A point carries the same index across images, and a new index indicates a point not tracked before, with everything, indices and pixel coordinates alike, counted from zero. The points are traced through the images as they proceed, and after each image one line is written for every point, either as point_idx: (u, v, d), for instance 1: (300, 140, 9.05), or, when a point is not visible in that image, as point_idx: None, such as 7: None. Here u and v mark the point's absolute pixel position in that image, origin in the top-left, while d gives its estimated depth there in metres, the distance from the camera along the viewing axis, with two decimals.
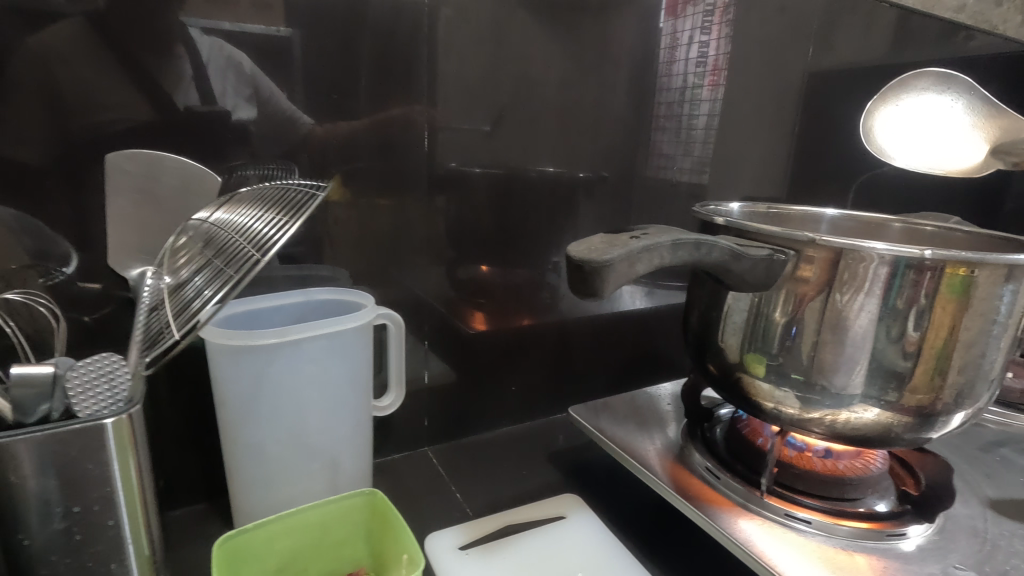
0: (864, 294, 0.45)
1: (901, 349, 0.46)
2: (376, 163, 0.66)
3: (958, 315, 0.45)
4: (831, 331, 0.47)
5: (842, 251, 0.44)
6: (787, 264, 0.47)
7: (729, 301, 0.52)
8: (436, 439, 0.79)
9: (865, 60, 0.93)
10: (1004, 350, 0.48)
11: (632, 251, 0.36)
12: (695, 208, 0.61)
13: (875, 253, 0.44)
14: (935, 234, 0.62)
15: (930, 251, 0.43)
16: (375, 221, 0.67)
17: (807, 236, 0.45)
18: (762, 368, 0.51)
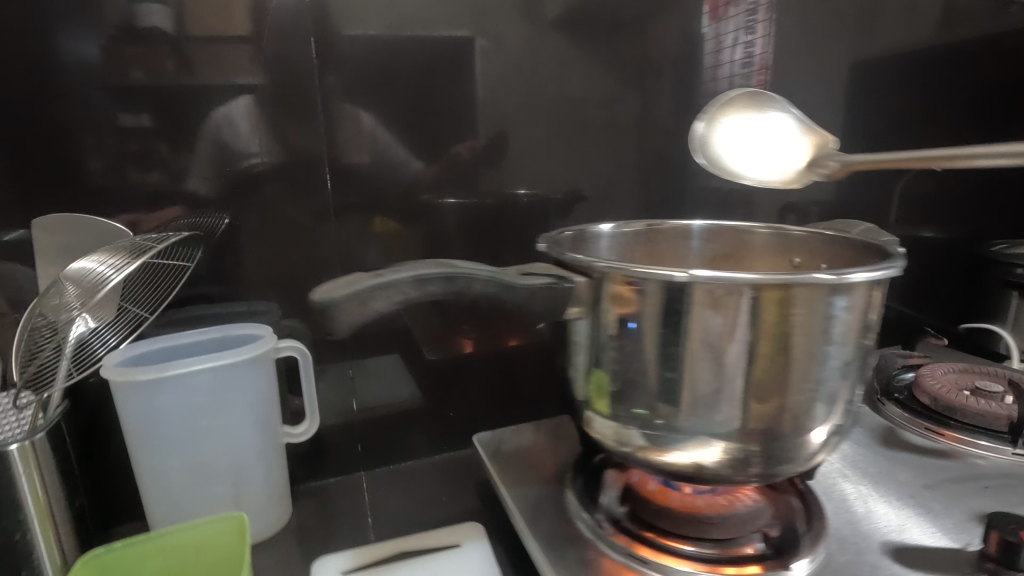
0: (707, 315, 0.42)
1: (736, 374, 0.43)
2: (308, 198, 0.69)
3: (784, 336, 0.42)
4: (664, 357, 0.44)
5: (647, 278, 0.43)
6: (600, 296, 0.46)
7: (573, 325, 0.51)
8: (373, 464, 0.80)
9: (905, 45, 0.95)
10: (847, 369, 0.45)
11: (364, 289, 0.43)
12: (544, 236, 0.57)
13: (673, 279, 0.42)
14: (804, 239, 0.60)
15: (736, 276, 0.40)
16: (307, 253, 0.70)
17: (609, 265, 0.44)
18: (605, 405, 0.49)
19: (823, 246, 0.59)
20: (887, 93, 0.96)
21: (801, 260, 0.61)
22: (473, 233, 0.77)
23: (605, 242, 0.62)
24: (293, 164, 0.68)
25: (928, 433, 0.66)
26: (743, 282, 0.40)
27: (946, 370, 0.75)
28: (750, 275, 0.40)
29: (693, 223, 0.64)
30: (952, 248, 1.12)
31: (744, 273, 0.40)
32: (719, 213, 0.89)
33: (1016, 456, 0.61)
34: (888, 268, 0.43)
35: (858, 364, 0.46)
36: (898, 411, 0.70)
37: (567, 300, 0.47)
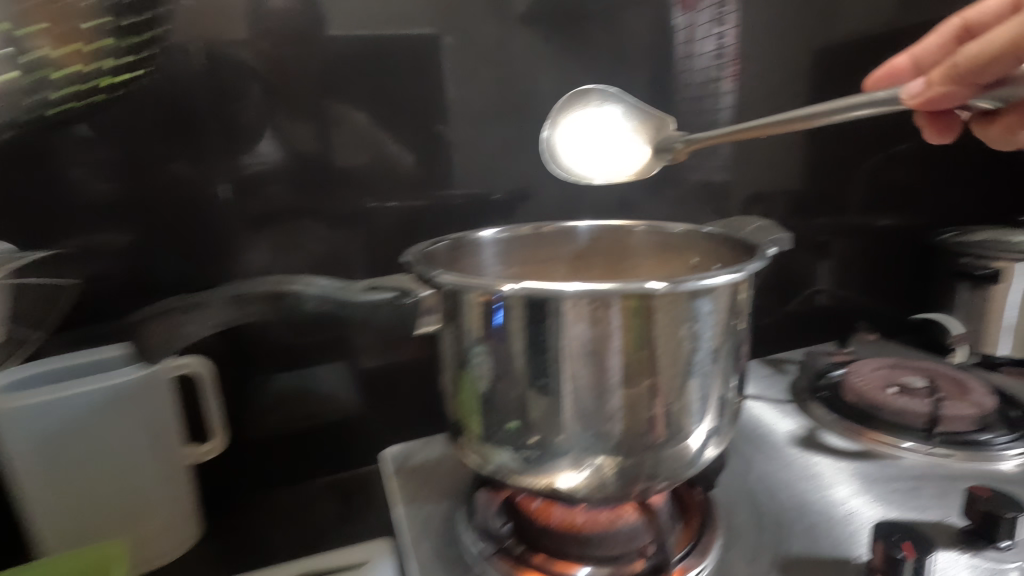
0: (566, 327, 0.39)
1: (601, 392, 0.40)
2: (213, 206, 0.67)
3: (650, 347, 0.39)
4: (524, 374, 0.41)
5: (475, 292, 0.40)
6: (454, 305, 0.42)
7: (439, 339, 0.46)
8: (294, 477, 0.78)
9: (876, 28, 0.93)
10: (720, 377, 0.43)
11: (156, 315, 0.46)
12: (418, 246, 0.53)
13: (501, 292, 0.39)
14: (685, 234, 0.59)
15: (571, 288, 0.37)
16: (212, 263, 0.68)
17: (449, 281, 0.41)
18: (476, 423, 0.45)
19: (701, 243, 0.58)
20: (828, 78, 0.93)
21: (698, 261, 0.60)
22: (387, 239, 0.75)
23: (491, 249, 0.61)
24: (188, 174, 0.65)
25: (848, 432, 0.64)
26: (586, 294, 0.37)
27: (876, 366, 0.73)
28: (594, 286, 0.37)
29: (579, 224, 0.63)
30: (901, 237, 1.10)
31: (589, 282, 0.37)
32: (656, 208, 0.88)
33: (932, 455, 0.59)
34: (749, 266, 0.41)
35: (727, 373, 0.44)
36: (821, 410, 0.68)
37: (404, 318, 0.44)
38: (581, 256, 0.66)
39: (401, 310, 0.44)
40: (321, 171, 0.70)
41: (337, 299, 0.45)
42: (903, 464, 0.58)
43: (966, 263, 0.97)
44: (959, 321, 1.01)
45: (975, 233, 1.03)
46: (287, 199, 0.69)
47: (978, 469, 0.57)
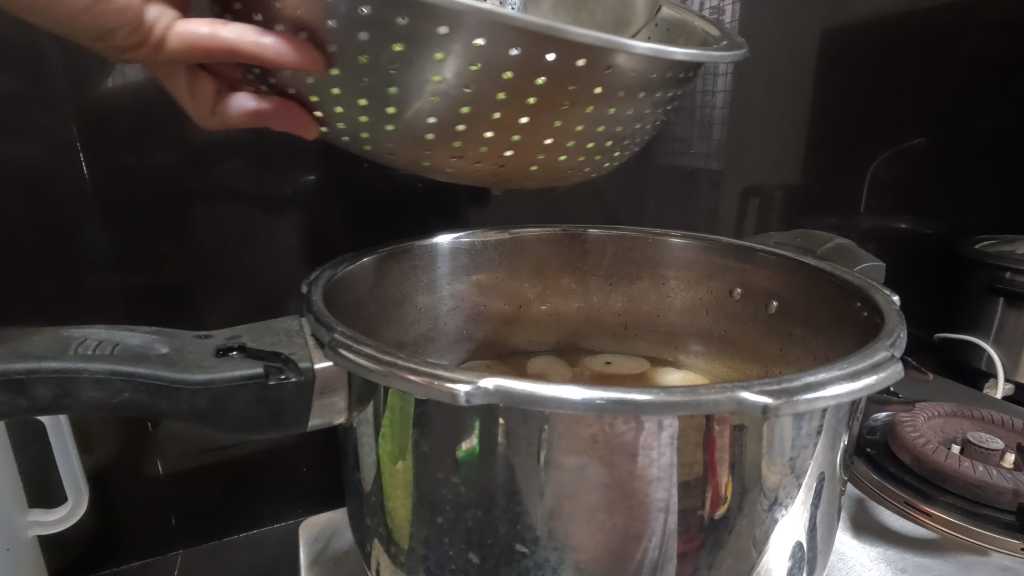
0: (573, 452, 0.22)
1: (623, 540, 0.23)
2: (71, 195, 0.49)
3: (718, 469, 0.23)
4: (496, 512, 0.24)
5: (424, 399, 0.23)
6: (370, 396, 0.26)
7: (357, 421, 0.28)
8: (194, 539, 0.59)
9: (891, 7, 0.76)
10: (814, 499, 0.26)
11: None
12: (341, 262, 0.37)
13: (462, 400, 0.22)
14: (724, 250, 0.44)
15: (593, 397, 0.21)
16: (70, 271, 0.50)
17: (381, 363, 0.23)
18: (404, 562, 0.27)
19: (761, 265, 0.43)
20: (867, 61, 0.77)
21: (742, 292, 0.44)
22: (324, 240, 0.57)
23: (450, 261, 0.45)
24: (35, 154, 0.47)
25: (909, 511, 0.49)
26: (609, 410, 0.21)
27: (931, 415, 0.57)
28: (622, 392, 0.21)
29: (591, 227, 0.47)
30: (932, 243, 0.89)
31: (610, 385, 0.21)
32: (666, 203, 0.71)
33: None
34: (892, 348, 0.26)
35: (831, 487, 0.27)
36: (869, 474, 0.53)
37: (276, 407, 0.29)
38: (574, 268, 0.48)
39: (272, 398, 0.28)
40: (231, 155, 0.53)
41: (148, 381, 0.27)
42: (991, 568, 0.44)
43: (1004, 278, 0.73)
44: (990, 347, 0.76)
45: (1017, 245, 0.80)
46: (181, 189, 0.52)
47: None
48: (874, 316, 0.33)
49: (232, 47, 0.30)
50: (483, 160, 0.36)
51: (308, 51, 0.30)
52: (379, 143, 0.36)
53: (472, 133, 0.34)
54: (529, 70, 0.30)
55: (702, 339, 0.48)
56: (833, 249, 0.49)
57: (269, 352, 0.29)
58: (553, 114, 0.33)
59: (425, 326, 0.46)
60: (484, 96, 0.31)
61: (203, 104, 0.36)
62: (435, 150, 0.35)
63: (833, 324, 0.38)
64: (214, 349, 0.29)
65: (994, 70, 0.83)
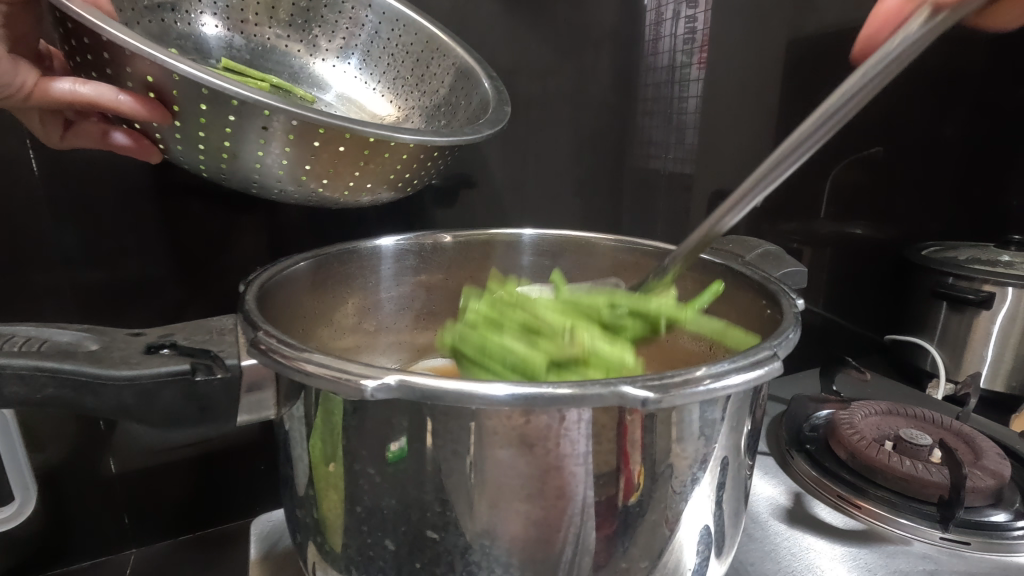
0: (484, 443, 0.23)
1: (531, 526, 0.24)
2: (20, 189, 0.49)
3: (626, 459, 0.24)
4: (412, 499, 0.25)
5: (331, 392, 0.24)
6: (299, 393, 0.27)
7: (287, 415, 0.29)
8: (147, 536, 0.59)
9: (855, 23, 0.79)
10: (720, 488, 0.28)
11: None
12: (277, 263, 0.38)
13: (367, 393, 0.23)
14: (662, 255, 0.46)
15: (484, 392, 0.22)
16: (17, 265, 0.50)
17: (299, 360, 0.24)
18: (332, 550, 0.28)
19: (693, 269, 0.44)
20: (828, 74, 0.80)
21: (678, 294, 0.46)
22: (285, 237, 0.58)
23: (395, 262, 0.46)
24: None
25: (841, 504, 0.51)
26: (527, 402, 0.22)
27: (868, 413, 0.60)
28: (536, 388, 0.22)
29: (526, 231, 0.48)
30: (885, 248, 0.92)
31: (527, 382, 0.22)
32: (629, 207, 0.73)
33: (945, 541, 0.47)
34: (781, 347, 0.28)
35: (737, 477, 0.29)
36: (808, 471, 0.55)
37: (205, 401, 0.29)
38: (521, 269, 0.50)
39: (202, 393, 0.29)
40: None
41: (74, 377, 0.28)
42: (912, 557, 0.47)
43: (947, 283, 0.77)
44: (934, 348, 0.79)
45: (959, 251, 0.84)
46: (134, 187, 0.52)
47: (1002, 566, 0.46)
48: (777, 314, 0.35)
49: (89, 101, 0.36)
50: (301, 195, 0.42)
51: (155, 107, 0.35)
52: (218, 175, 0.40)
53: (290, 179, 0.39)
54: (331, 143, 0.37)
55: (643, 338, 0.50)
56: (760, 254, 0.52)
57: (199, 349, 0.30)
58: (354, 169, 0.40)
59: (369, 324, 0.47)
60: (300, 157, 0.38)
61: (52, 132, 0.43)
62: (264, 185, 0.40)
63: (751, 325, 0.40)
64: (145, 346, 0.30)
65: (947, 87, 0.87)
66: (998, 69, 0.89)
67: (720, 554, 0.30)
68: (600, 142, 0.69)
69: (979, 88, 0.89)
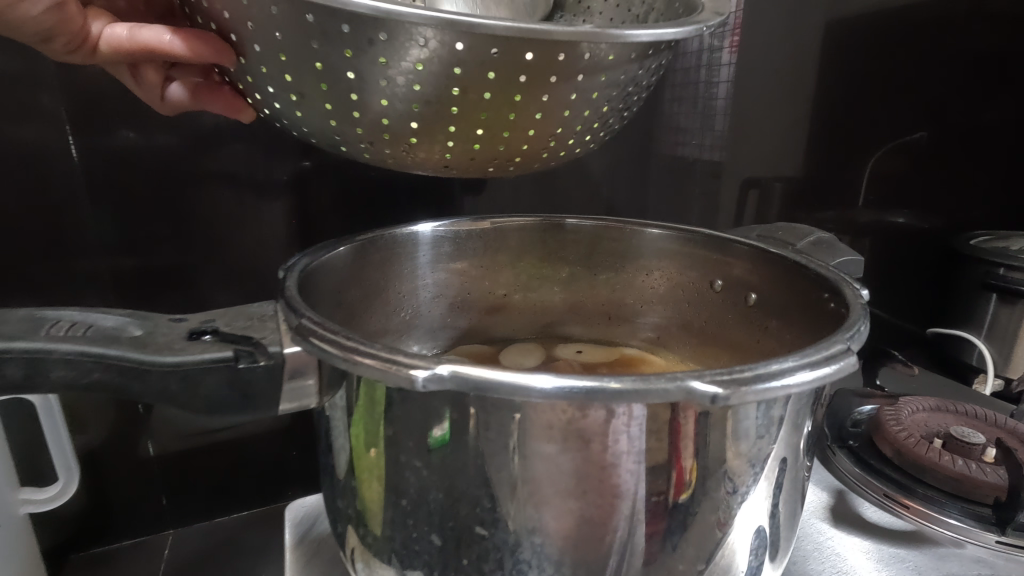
0: (533, 438, 0.22)
1: (581, 524, 0.24)
2: (61, 178, 0.49)
3: (681, 458, 0.23)
4: (458, 493, 0.24)
5: (377, 383, 0.23)
6: (341, 381, 0.26)
7: (329, 405, 0.28)
8: (184, 518, 0.60)
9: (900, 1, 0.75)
10: (776, 489, 0.27)
11: None
12: (314, 251, 0.37)
13: (418, 385, 0.22)
14: (707, 244, 0.44)
15: (539, 387, 0.21)
16: (60, 253, 0.50)
17: (344, 349, 0.24)
18: (375, 541, 0.27)
19: (741, 257, 0.43)
20: (869, 57, 0.76)
21: (723, 284, 0.44)
22: (317, 225, 0.57)
23: (431, 249, 0.45)
24: (31, 136, 0.47)
25: (888, 503, 0.49)
26: (585, 396, 0.21)
27: (915, 409, 0.58)
28: (597, 380, 0.21)
29: (564, 218, 0.47)
30: (930, 238, 0.88)
31: (584, 374, 0.21)
32: (664, 195, 0.71)
33: (1001, 545, 0.45)
34: (850, 340, 0.27)
35: (794, 477, 0.28)
36: (852, 468, 0.53)
37: (246, 389, 0.29)
38: (555, 257, 0.49)
39: (243, 381, 0.29)
40: (229, 141, 0.53)
41: (117, 363, 0.28)
42: (965, 561, 0.45)
43: (999, 274, 0.73)
44: (983, 343, 0.76)
45: (1011, 241, 0.80)
46: (173, 174, 0.52)
47: None
48: (840, 308, 0.33)
49: (148, 45, 0.36)
50: (473, 149, 0.36)
51: (211, 41, 0.33)
52: (347, 138, 0.35)
53: (431, 125, 0.34)
54: (481, 64, 0.31)
55: (683, 329, 0.49)
56: (812, 243, 0.49)
57: (241, 336, 0.29)
58: (521, 102, 0.33)
59: (406, 312, 0.47)
60: (460, 91, 0.32)
61: (151, 91, 0.43)
62: (430, 145, 0.35)
63: (806, 317, 0.38)
64: (187, 332, 0.30)
65: (997, 68, 0.83)
66: None
67: (776, 555, 0.29)
68: (631, 127, 0.67)
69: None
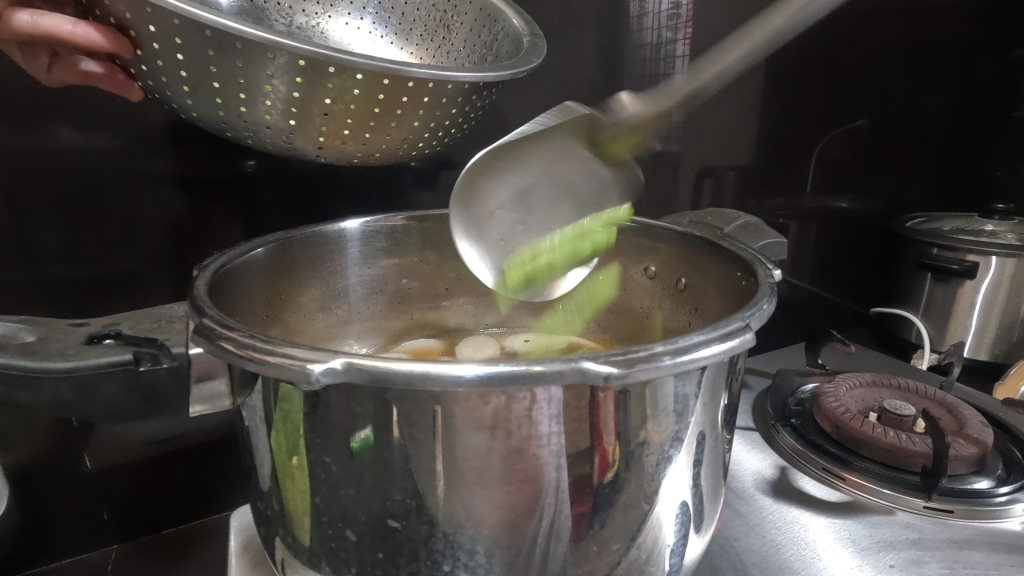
0: (445, 428, 0.22)
1: (498, 511, 0.24)
2: None
3: (596, 440, 0.23)
4: (375, 488, 0.24)
5: (273, 376, 0.23)
6: (255, 382, 0.25)
7: (246, 404, 0.27)
8: (127, 531, 0.58)
9: None
10: (694, 466, 0.27)
11: None
12: (231, 253, 0.35)
13: (314, 379, 0.22)
14: (638, 231, 0.45)
15: (435, 379, 0.21)
16: None
17: (245, 347, 0.23)
18: (296, 539, 0.27)
19: (666, 242, 0.44)
20: (815, 48, 0.78)
21: (656, 270, 0.45)
22: (257, 224, 0.56)
23: (363, 245, 0.44)
24: None
25: (826, 476, 0.51)
26: (495, 384, 0.21)
27: (852, 385, 0.60)
28: (506, 366, 0.21)
29: (498, 210, 0.47)
30: (871, 221, 0.92)
31: (494, 362, 0.21)
32: None
33: (929, 510, 0.47)
34: (750, 317, 0.27)
35: (714, 455, 0.28)
36: (793, 444, 0.55)
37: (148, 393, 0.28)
38: None
39: None
40: (160, 139, 0.51)
41: (4, 372, 0.27)
42: (896, 527, 0.47)
43: (932, 254, 0.76)
44: (919, 320, 0.79)
45: (944, 223, 0.83)
46: (99, 174, 0.50)
47: (985, 533, 0.46)
48: (751, 285, 0.35)
49: (51, 33, 0.35)
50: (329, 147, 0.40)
51: (110, 38, 0.34)
52: (232, 127, 0.38)
53: (303, 125, 0.37)
54: (341, 84, 0.35)
55: (624, 317, 0.49)
56: (739, 226, 0.51)
57: (144, 339, 0.28)
58: (374, 119, 0.38)
59: (339, 309, 0.46)
60: (321, 100, 0.36)
61: (38, 62, 0.41)
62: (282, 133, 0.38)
63: (725, 298, 0.39)
64: (86, 337, 0.29)
65: (933, 58, 0.86)
66: (982, 37, 0.88)
67: (699, 528, 0.29)
68: (584, 119, 0.67)
69: (965, 58, 0.88)
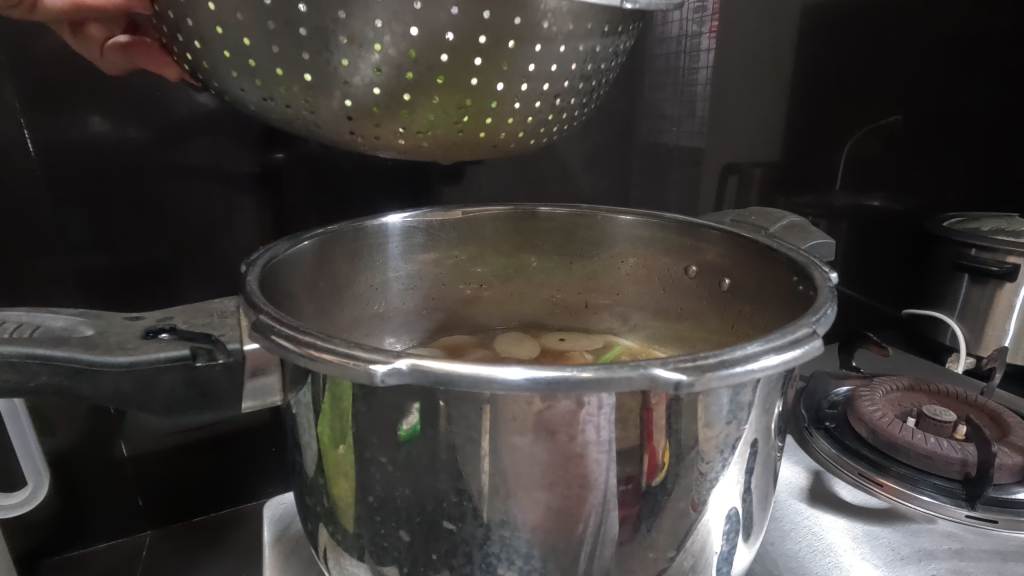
0: (498, 431, 0.22)
1: (550, 515, 0.23)
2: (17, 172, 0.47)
3: (651, 446, 0.23)
4: (426, 489, 0.24)
5: (329, 375, 0.23)
6: (306, 379, 0.25)
7: (294, 400, 0.27)
8: (161, 519, 0.59)
9: None
10: (747, 473, 0.27)
11: None
12: (276, 246, 0.36)
13: (375, 379, 0.22)
14: (683, 231, 0.44)
15: (500, 381, 0.21)
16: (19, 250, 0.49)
17: (302, 346, 0.23)
18: (345, 536, 0.27)
19: (713, 243, 0.43)
20: (846, 42, 0.76)
21: (698, 270, 0.44)
22: (289, 218, 0.56)
23: (402, 240, 0.44)
24: None
25: (863, 482, 0.50)
26: (551, 389, 0.21)
27: (889, 389, 0.58)
28: (561, 372, 0.21)
29: (539, 207, 0.46)
30: (904, 220, 0.89)
31: (550, 366, 0.21)
32: (643, 181, 0.71)
33: (972, 519, 0.46)
34: (816, 324, 0.26)
35: (766, 462, 0.28)
36: (828, 448, 0.54)
37: (202, 386, 0.29)
38: (530, 246, 0.48)
39: (199, 378, 0.29)
40: (194, 134, 0.51)
41: (62, 365, 0.28)
42: (937, 536, 0.46)
43: (970, 255, 0.74)
44: (955, 322, 0.77)
45: (982, 222, 0.81)
46: (138, 168, 0.50)
47: None
48: (810, 291, 0.34)
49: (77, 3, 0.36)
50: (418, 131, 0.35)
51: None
52: (293, 123, 0.36)
53: (388, 99, 0.33)
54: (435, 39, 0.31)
55: (657, 316, 0.49)
56: (785, 226, 0.50)
57: (200, 334, 0.29)
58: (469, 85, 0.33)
59: (378, 305, 0.46)
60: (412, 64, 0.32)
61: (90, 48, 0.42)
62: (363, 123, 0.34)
63: (779, 300, 0.38)
64: (141, 331, 0.30)
65: (969, 51, 0.84)
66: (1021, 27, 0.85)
67: (749, 536, 0.29)
68: (609, 115, 0.67)
69: (1004, 49, 0.85)
